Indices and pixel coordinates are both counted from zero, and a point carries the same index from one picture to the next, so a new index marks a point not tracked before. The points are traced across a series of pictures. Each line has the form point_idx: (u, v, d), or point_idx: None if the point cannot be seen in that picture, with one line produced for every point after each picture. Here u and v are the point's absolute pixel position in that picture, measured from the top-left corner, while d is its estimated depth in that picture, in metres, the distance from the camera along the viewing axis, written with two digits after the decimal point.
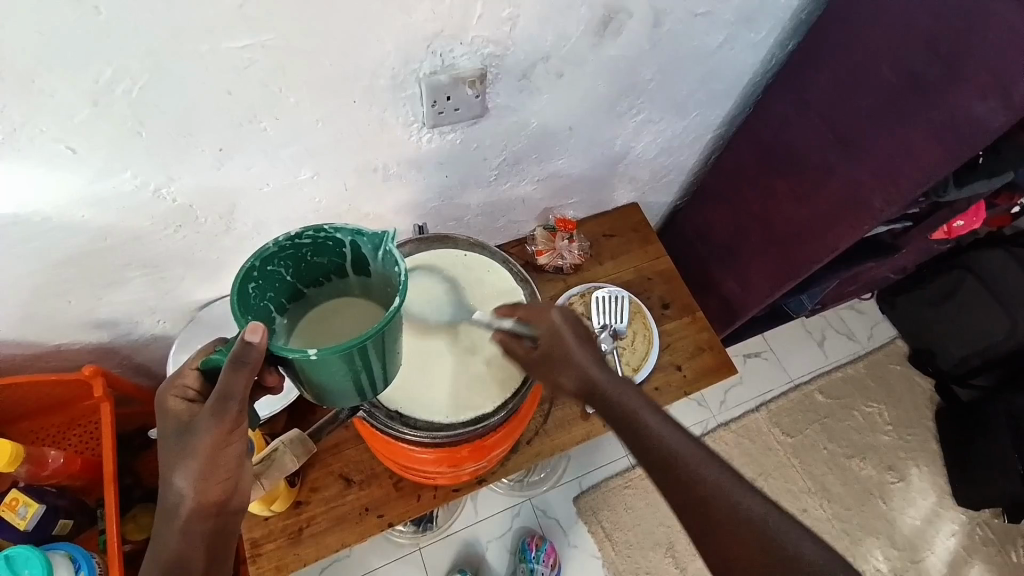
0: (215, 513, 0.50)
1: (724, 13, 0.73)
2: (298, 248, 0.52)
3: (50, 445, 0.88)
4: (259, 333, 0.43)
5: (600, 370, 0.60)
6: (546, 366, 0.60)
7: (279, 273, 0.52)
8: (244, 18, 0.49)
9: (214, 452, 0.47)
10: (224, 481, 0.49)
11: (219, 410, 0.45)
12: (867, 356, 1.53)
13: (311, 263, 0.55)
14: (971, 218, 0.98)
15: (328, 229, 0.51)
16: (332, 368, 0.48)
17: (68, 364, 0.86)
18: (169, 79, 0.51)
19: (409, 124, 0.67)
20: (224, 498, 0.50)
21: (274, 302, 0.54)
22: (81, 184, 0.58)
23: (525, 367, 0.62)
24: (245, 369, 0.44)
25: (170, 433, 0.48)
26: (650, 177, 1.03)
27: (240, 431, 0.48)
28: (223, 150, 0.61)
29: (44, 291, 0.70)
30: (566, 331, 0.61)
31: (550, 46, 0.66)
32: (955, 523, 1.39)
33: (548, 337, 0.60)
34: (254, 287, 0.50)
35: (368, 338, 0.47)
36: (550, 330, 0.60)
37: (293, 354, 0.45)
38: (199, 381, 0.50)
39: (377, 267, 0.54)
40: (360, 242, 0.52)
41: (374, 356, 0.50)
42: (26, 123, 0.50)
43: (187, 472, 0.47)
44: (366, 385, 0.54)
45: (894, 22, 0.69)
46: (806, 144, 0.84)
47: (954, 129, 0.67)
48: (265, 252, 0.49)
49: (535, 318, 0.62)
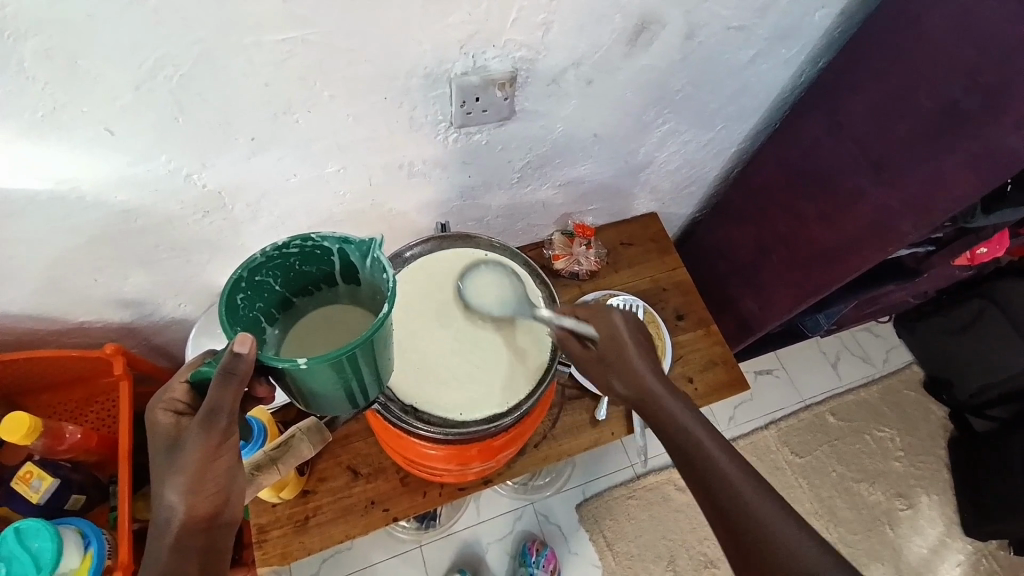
0: (204, 528, 0.49)
1: (757, 28, 0.73)
2: (286, 257, 0.52)
3: (67, 420, 0.90)
4: (248, 344, 0.44)
5: (655, 380, 0.62)
6: (602, 367, 0.64)
7: (268, 283, 0.53)
8: (287, 13, 0.50)
9: (204, 465, 0.47)
10: (214, 495, 0.49)
11: (208, 423, 0.46)
12: (882, 380, 1.51)
13: (300, 272, 0.55)
14: (995, 246, 0.96)
15: (315, 238, 0.52)
16: (321, 375, 0.48)
17: (91, 342, 0.88)
18: (211, 69, 0.53)
19: (438, 123, 0.68)
20: (213, 513, 0.49)
21: (263, 312, 0.55)
22: (116, 167, 0.59)
23: (580, 367, 0.65)
24: (233, 382, 0.45)
25: (160, 447, 0.49)
26: (671, 188, 1.03)
27: (229, 444, 0.48)
28: (256, 140, 0.62)
29: (74, 269, 0.72)
30: (624, 335, 0.64)
31: (581, 54, 0.67)
32: (961, 553, 1.37)
33: (608, 340, 0.63)
34: (243, 298, 0.51)
35: (356, 346, 0.48)
36: (611, 332, 0.64)
37: (283, 364, 0.46)
38: (189, 394, 0.50)
39: (366, 276, 0.55)
40: (348, 250, 0.53)
41: (363, 364, 0.51)
42: (68, 103, 0.52)
43: (176, 485, 0.47)
44: (356, 391, 0.54)
45: (934, 48, 0.68)
46: (836, 166, 0.84)
47: (988, 158, 0.66)
48: (252, 263, 0.50)
49: (594, 319, 0.65)
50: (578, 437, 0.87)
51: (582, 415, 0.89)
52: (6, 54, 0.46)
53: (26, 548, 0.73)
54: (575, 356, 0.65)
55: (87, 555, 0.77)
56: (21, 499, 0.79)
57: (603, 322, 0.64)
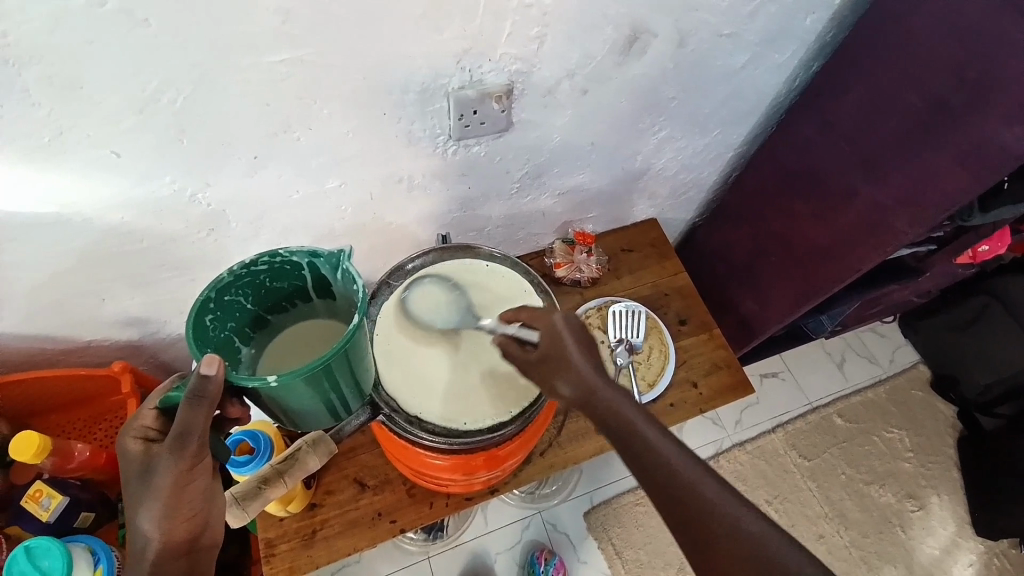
0: (185, 550, 0.51)
1: (748, 35, 0.74)
2: (255, 275, 0.54)
3: (76, 438, 0.91)
4: (215, 365, 0.44)
5: (600, 376, 0.58)
6: (544, 368, 0.60)
7: (239, 302, 0.55)
8: (284, 34, 0.52)
9: (178, 491, 0.48)
10: (189, 520, 0.50)
11: (179, 447, 0.46)
12: (888, 380, 1.51)
13: (271, 289, 0.57)
14: (997, 244, 0.96)
15: (283, 254, 0.53)
16: (297, 390, 0.49)
17: (99, 361, 0.89)
18: (211, 92, 0.54)
19: (435, 136, 0.69)
20: (192, 535, 0.51)
21: (236, 331, 0.57)
22: (122, 188, 0.61)
23: (525, 372, 0.62)
24: (203, 404, 0.45)
25: (132, 474, 0.48)
26: (669, 194, 1.04)
27: (201, 467, 0.49)
28: (257, 158, 0.63)
29: (80, 289, 0.73)
30: (565, 334, 0.61)
31: (575, 65, 0.67)
32: (974, 554, 1.35)
33: (547, 338, 0.61)
34: (213, 319, 0.52)
35: (329, 358, 0.49)
36: (550, 331, 0.61)
37: (253, 383, 0.47)
38: (159, 420, 0.50)
39: (339, 287, 0.56)
40: (317, 264, 0.55)
41: (339, 376, 0.52)
42: (74, 127, 0.53)
43: (152, 512, 0.48)
44: (337, 403, 0.56)
45: (921, 47, 0.69)
46: (829, 166, 0.84)
47: (979, 155, 0.66)
48: (220, 284, 0.51)
49: (538, 321, 0.64)
50: (583, 444, 0.87)
51: (587, 421, 0.89)
52: (12, 80, 0.47)
53: (37, 566, 0.73)
54: (519, 361, 0.62)
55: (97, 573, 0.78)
56: (31, 518, 0.80)
57: (543, 321, 0.63)
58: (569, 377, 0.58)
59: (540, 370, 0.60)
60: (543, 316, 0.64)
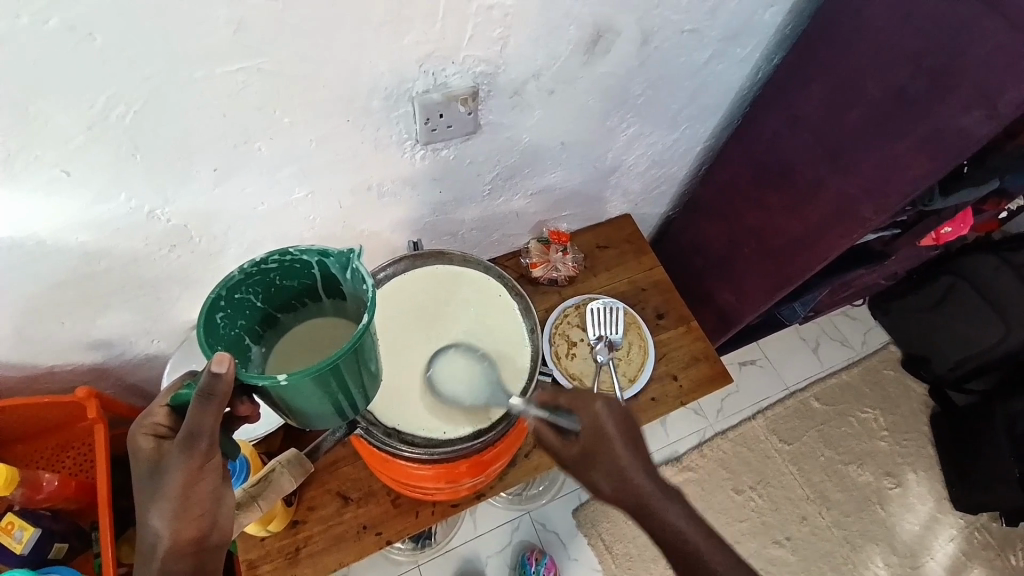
0: (193, 551, 0.49)
1: (710, 30, 0.75)
2: (265, 273, 0.52)
3: (43, 468, 0.87)
4: (225, 364, 0.43)
5: (644, 475, 0.60)
6: (584, 464, 0.61)
7: (248, 300, 0.53)
8: (240, 44, 0.50)
9: (187, 490, 0.46)
10: (199, 520, 0.48)
11: (188, 446, 0.45)
12: (862, 362, 1.54)
13: (281, 287, 0.55)
14: (959, 225, 0.99)
15: (293, 253, 0.51)
16: (304, 391, 0.48)
17: (62, 386, 0.85)
18: (165, 107, 0.52)
19: (403, 142, 0.68)
20: (200, 537, 0.49)
21: (246, 329, 0.55)
22: (78, 208, 0.58)
23: (562, 461, 0.63)
24: (212, 404, 0.44)
25: (142, 471, 0.47)
26: (642, 189, 1.05)
27: (212, 466, 0.47)
28: (218, 171, 0.61)
29: (39, 315, 0.70)
30: (610, 427, 0.61)
31: (540, 65, 0.67)
32: (953, 528, 1.39)
33: (591, 431, 0.61)
34: (223, 317, 0.51)
35: (337, 358, 0.48)
36: (594, 423, 0.61)
37: (263, 382, 0.46)
38: (171, 417, 0.49)
39: (348, 287, 0.54)
40: (327, 263, 0.53)
41: (347, 377, 0.51)
42: (23, 149, 0.51)
43: (162, 511, 0.47)
44: (344, 404, 0.54)
45: (881, 38, 0.71)
46: (797, 158, 0.85)
47: (940, 140, 0.68)
48: (231, 282, 0.50)
49: (579, 408, 0.62)
50: None
51: None
52: None
53: None
54: (555, 450, 0.63)
55: None
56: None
57: (588, 413, 0.62)
58: (608, 474, 0.60)
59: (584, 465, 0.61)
60: (583, 403, 0.63)
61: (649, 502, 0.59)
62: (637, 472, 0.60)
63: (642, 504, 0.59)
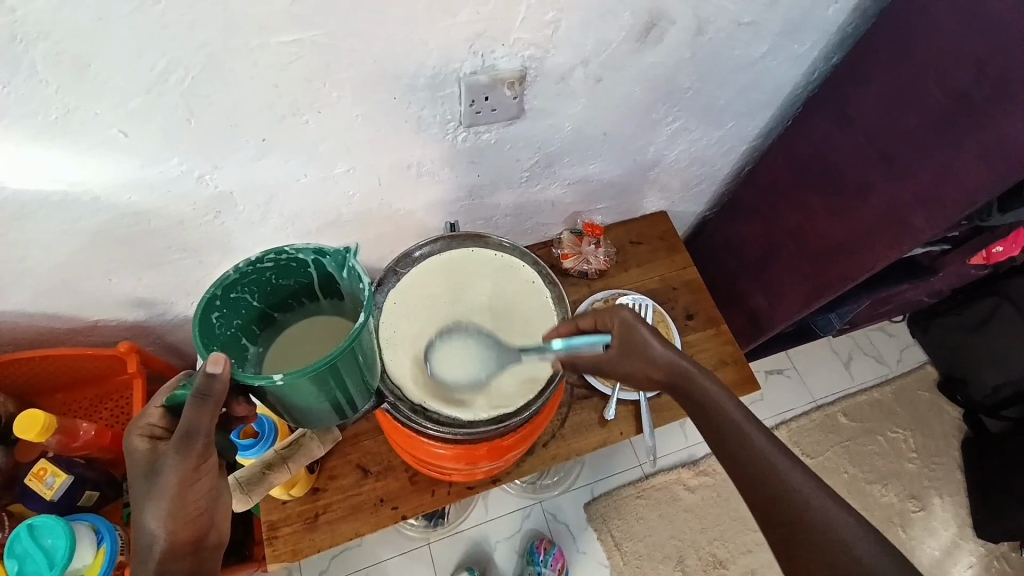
0: (191, 551, 0.50)
1: (769, 24, 0.72)
2: (261, 272, 0.53)
3: (81, 417, 0.92)
4: (221, 364, 0.43)
5: (686, 358, 0.63)
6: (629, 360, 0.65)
7: (244, 299, 0.54)
8: (296, 15, 0.51)
9: (184, 489, 0.47)
10: (195, 519, 0.49)
11: (185, 446, 0.46)
12: (895, 380, 1.50)
13: (277, 286, 0.56)
14: (1011, 244, 0.95)
15: (289, 252, 0.52)
16: (300, 390, 0.47)
17: (105, 340, 0.89)
18: (219, 73, 0.53)
19: (445, 123, 0.68)
20: (197, 536, 0.50)
21: (243, 328, 0.55)
22: (132, 168, 0.60)
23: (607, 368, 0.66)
24: (209, 403, 0.44)
25: (138, 471, 0.48)
26: (681, 186, 1.03)
27: (208, 466, 0.48)
28: (265, 141, 0.62)
29: (86, 269, 0.73)
30: (638, 323, 0.65)
31: (589, 52, 0.66)
32: (974, 555, 1.35)
33: (624, 330, 0.65)
34: (219, 316, 0.52)
35: (333, 358, 0.47)
36: (624, 325, 0.65)
37: (259, 381, 0.45)
38: (165, 418, 0.50)
39: (344, 285, 0.54)
40: (323, 261, 0.53)
41: (346, 374, 0.50)
42: (81, 106, 0.52)
43: (157, 511, 0.47)
44: (345, 402, 0.53)
45: (945, 41, 0.68)
46: (847, 161, 0.82)
47: (999, 151, 0.65)
48: (225, 281, 0.50)
49: (605, 319, 0.67)
50: (586, 436, 0.87)
51: (592, 414, 0.88)
52: (21, 56, 0.47)
53: (40, 543, 0.73)
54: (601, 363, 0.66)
55: (100, 551, 0.78)
56: (35, 496, 0.80)
57: (611, 318, 0.66)
58: (653, 363, 0.64)
59: (625, 365, 0.65)
60: (608, 316, 0.67)
61: (689, 376, 0.62)
62: (683, 358, 0.63)
63: (687, 381, 0.62)
